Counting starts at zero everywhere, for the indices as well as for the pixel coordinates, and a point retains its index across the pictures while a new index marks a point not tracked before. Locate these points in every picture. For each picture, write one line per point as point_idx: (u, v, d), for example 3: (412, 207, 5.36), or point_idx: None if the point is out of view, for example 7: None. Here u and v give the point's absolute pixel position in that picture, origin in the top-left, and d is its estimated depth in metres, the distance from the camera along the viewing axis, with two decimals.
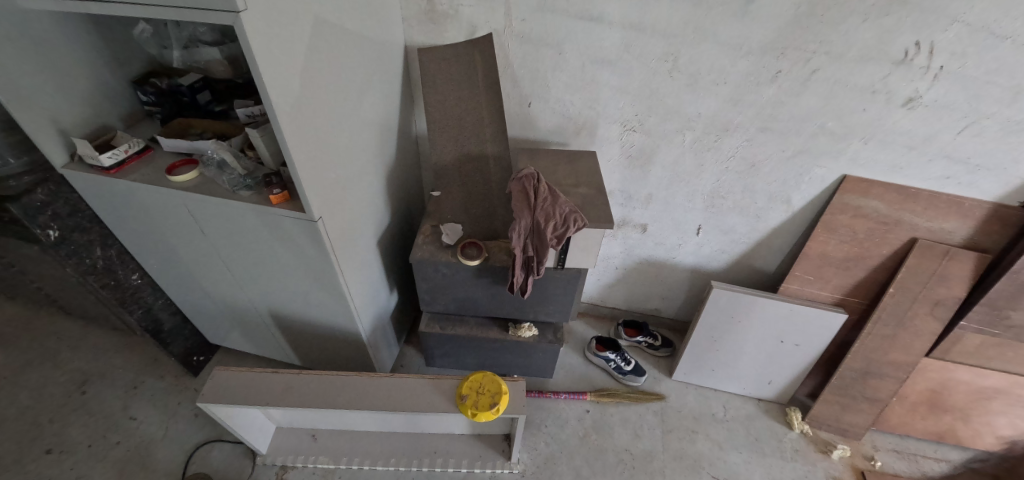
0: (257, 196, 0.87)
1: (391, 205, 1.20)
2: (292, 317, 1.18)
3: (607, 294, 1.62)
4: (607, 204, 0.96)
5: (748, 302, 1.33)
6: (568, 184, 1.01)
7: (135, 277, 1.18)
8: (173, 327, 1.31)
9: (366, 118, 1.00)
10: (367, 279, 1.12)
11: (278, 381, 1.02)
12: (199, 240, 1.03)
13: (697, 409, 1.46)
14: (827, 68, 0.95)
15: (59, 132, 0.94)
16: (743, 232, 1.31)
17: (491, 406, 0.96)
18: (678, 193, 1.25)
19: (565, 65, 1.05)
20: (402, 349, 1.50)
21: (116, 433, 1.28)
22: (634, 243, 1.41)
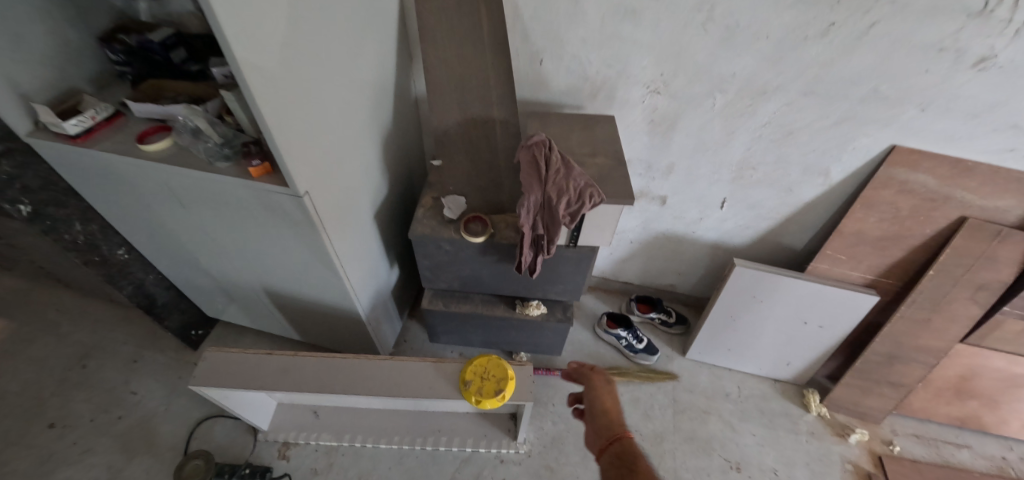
0: (236, 168, 0.78)
1: (389, 175, 1.10)
2: (287, 294, 1.12)
3: (619, 269, 1.53)
4: (627, 177, 0.86)
5: (772, 282, 1.25)
6: (583, 154, 0.90)
7: (121, 252, 1.11)
8: (168, 302, 1.26)
9: (356, 76, 0.88)
10: (364, 255, 1.04)
11: (273, 363, 0.97)
12: (182, 213, 0.95)
13: (710, 390, 1.42)
14: (889, 21, 0.81)
15: (19, 97, 0.83)
16: (772, 206, 1.20)
17: (497, 393, 0.91)
18: (704, 164, 1.14)
19: (582, 16, 0.92)
20: (405, 324, 1.45)
21: (119, 408, 1.27)
22: (651, 217, 1.31)
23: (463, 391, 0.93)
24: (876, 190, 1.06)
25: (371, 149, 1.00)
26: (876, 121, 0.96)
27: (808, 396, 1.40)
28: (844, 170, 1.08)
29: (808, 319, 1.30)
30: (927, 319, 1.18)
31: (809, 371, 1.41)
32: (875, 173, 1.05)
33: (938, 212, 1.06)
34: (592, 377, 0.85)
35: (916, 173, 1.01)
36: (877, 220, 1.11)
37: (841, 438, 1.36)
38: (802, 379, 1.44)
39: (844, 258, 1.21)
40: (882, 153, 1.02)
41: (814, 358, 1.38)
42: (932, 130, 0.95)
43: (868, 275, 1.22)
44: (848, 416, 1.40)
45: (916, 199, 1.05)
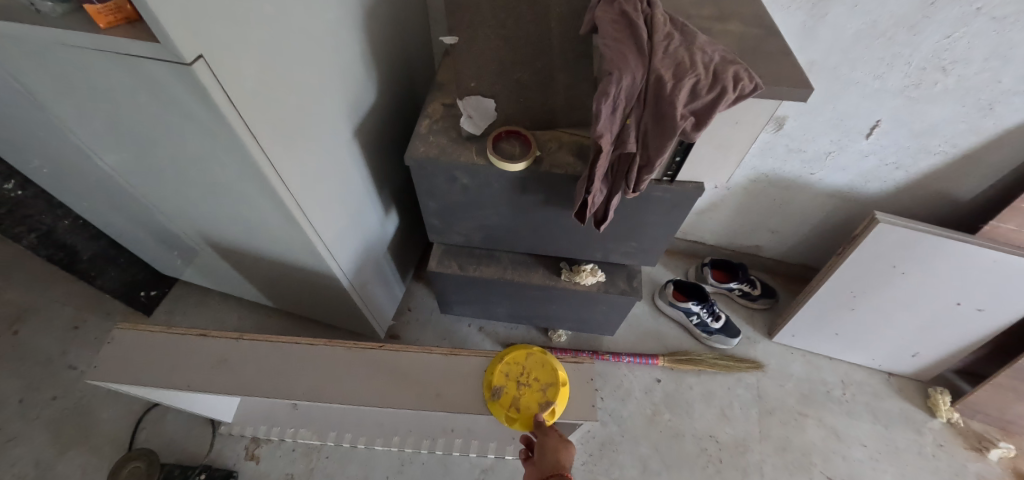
0: (76, 17, 0.42)
1: (377, 73, 0.73)
2: (241, 248, 0.80)
3: (691, 224, 1.17)
4: (787, 53, 0.48)
5: (928, 247, 0.87)
6: (702, 17, 0.52)
7: (10, 187, 0.81)
8: (99, 257, 0.96)
9: None
10: (341, 195, 0.70)
11: (209, 349, 0.66)
12: (54, 118, 0.61)
13: (804, 384, 1.09)
14: None
15: None
16: (954, 133, 0.79)
17: (543, 407, 0.59)
18: (865, 62, 0.73)
19: None
20: (412, 289, 1.14)
21: (54, 386, 1.01)
22: (755, 151, 0.93)
23: (489, 402, 0.61)
24: None
25: (346, 22, 0.62)
26: None
27: (937, 396, 1.06)
28: None
29: (964, 300, 0.93)
30: None
31: (941, 365, 1.06)
32: None
33: None
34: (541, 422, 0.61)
35: None
36: None
37: (977, 453, 1.03)
38: (927, 375, 1.10)
39: None
40: None
41: (954, 351, 1.02)
42: None
43: None
44: (984, 424, 1.06)
45: None
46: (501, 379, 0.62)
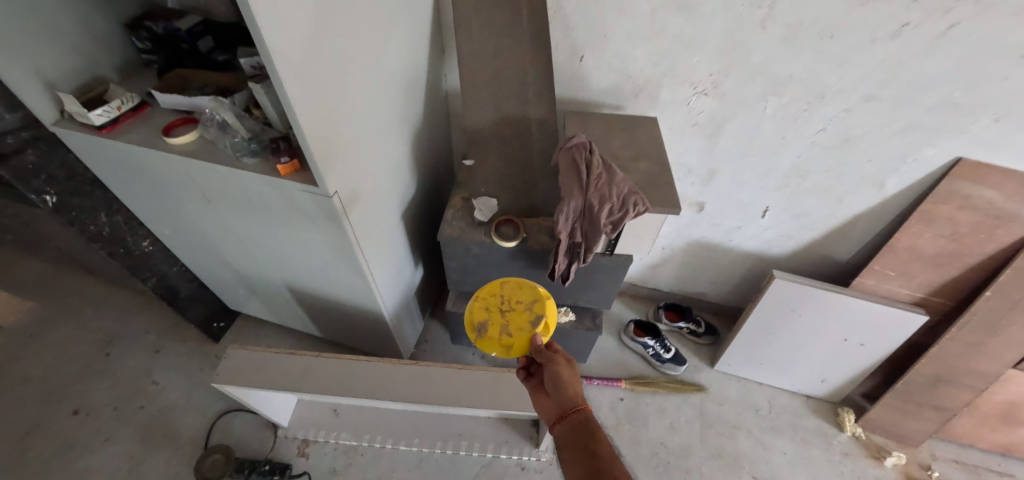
0: (265, 165, 0.75)
1: (417, 173, 1.07)
2: (312, 293, 1.10)
3: (649, 275, 1.49)
4: (670, 183, 0.82)
5: (812, 296, 1.19)
6: (624, 158, 0.87)
7: (145, 244, 1.10)
8: (191, 294, 1.25)
9: (390, 70, 0.84)
10: (389, 257, 1.02)
11: (298, 363, 0.96)
12: (207, 209, 0.93)
13: (739, 403, 1.37)
14: (970, 23, 0.74)
15: (45, 84, 0.82)
16: (820, 216, 1.13)
17: (533, 325, 0.66)
18: (750, 170, 1.08)
19: (628, 9, 0.87)
20: (427, 324, 1.43)
21: (140, 398, 1.27)
22: (686, 224, 1.27)
23: (480, 337, 0.67)
24: (935, 206, 0.99)
25: (403, 148, 0.97)
26: (945, 130, 0.89)
27: (843, 414, 1.34)
28: (901, 181, 1.00)
29: (851, 337, 1.23)
30: (980, 342, 1.11)
31: (846, 389, 1.34)
32: (937, 186, 0.98)
33: (1002, 229, 0.98)
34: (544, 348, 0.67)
35: (981, 188, 0.94)
36: (934, 236, 1.04)
37: (876, 460, 1.30)
38: (836, 397, 1.38)
39: (895, 274, 1.13)
40: (945, 166, 0.95)
41: (852, 377, 1.31)
42: (1007, 143, 0.88)
43: (917, 294, 1.15)
44: (885, 438, 1.34)
45: (978, 215, 0.98)
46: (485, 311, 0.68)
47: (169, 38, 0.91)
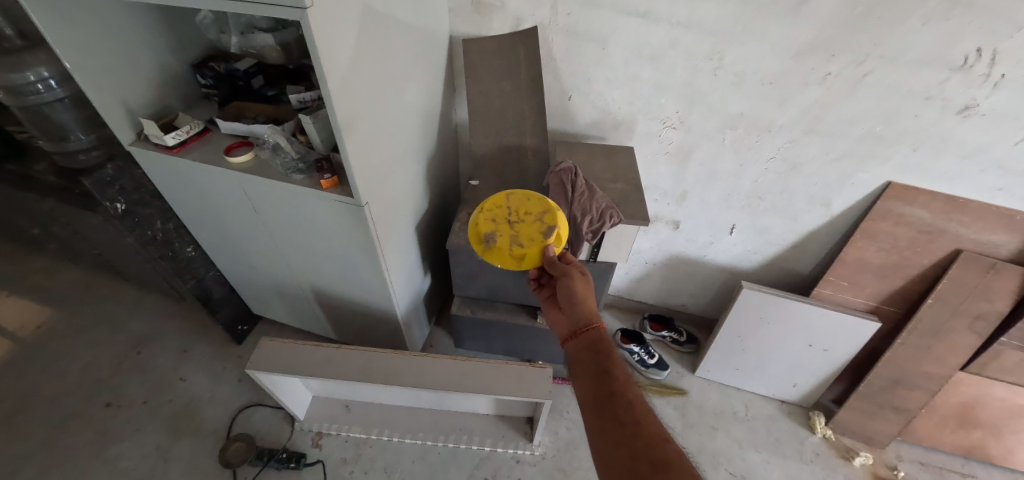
0: (309, 180, 0.93)
1: (430, 191, 1.25)
2: (334, 295, 1.25)
3: (635, 288, 1.65)
4: (643, 201, 1.04)
5: (777, 304, 1.33)
6: (604, 180, 1.08)
7: (189, 250, 1.27)
8: (221, 298, 1.42)
9: (412, 106, 1.03)
10: (405, 262, 1.18)
11: (320, 353, 1.10)
12: (251, 217, 1.09)
13: (717, 406, 1.48)
14: (879, 72, 0.93)
15: (127, 111, 1.03)
16: (779, 233, 1.30)
17: (542, 234, 0.86)
18: (715, 191, 1.26)
19: (608, 59, 1.08)
20: (433, 330, 1.56)
21: (168, 392, 1.39)
22: (665, 240, 1.45)
23: (497, 242, 0.86)
24: (874, 222, 1.15)
25: (419, 171, 1.15)
26: (874, 158, 1.06)
27: (813, 417, 1.45)
28: (844, 202, 1.17)
29: (814, 342, 1.36)
30: (928, 346, 1.23)
31: (815, 394, 1.46)
32: (873, 206, 1.14)
33: (935, 243, 1.13)
34: (567, 270, 0.87)
35: (911, 207, 1.10)
36: (877, 249, 1.19)
37: (845, 460, 1.39)
38: (808, 402, 1.49)
39: (846, 284, 1.28)
40: (879, 189, 1.12)
41: (820, 382, 1.43)
42: (925, 169, 1.04)
43: (870, 302, 1.29)
44: (853, 439, 1.43)
45: (913, 231, 1.13)
46: (493, 226, 0.87)
47: (228, 76, 1.10)
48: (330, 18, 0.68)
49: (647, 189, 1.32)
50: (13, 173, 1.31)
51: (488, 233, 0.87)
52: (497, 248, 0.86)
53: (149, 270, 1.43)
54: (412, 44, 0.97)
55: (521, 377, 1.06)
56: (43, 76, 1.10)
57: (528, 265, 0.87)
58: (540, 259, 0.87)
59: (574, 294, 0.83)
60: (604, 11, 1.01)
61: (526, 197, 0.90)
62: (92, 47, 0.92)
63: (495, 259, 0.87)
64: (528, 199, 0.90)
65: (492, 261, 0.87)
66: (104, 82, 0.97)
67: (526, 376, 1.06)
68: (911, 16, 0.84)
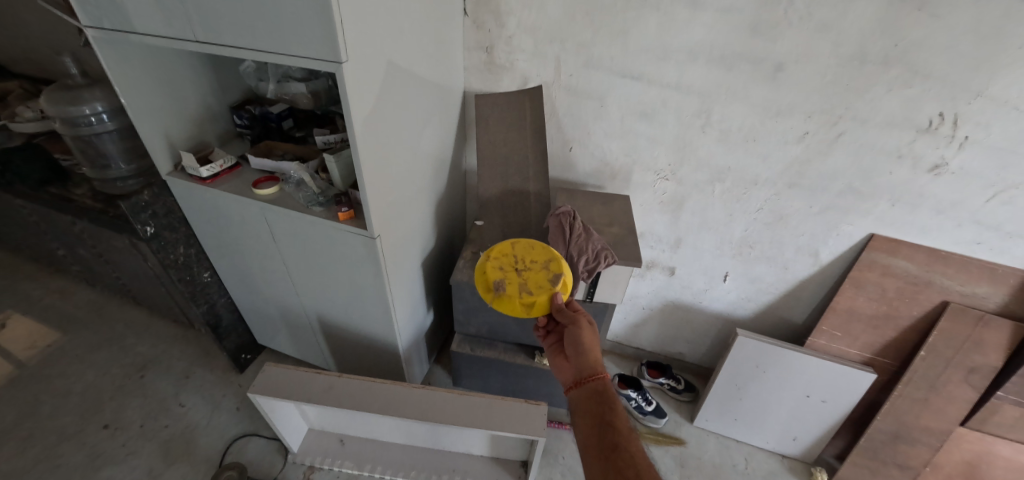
0: (327, 212, 1.01)
1: (437, 230, 1.32)
2: (338, 326, 1.29)
3: (633, 334, 1.67)
4: (636, 245, 1.11)
5: (772, 353, 1.34)
6: (601, 224, 1.16)
7: (205, 275, 1.34)
8: (230, 324, 1.47)
9: (426, 151, 1.14)
10: (410, 296, 1.23)
11: (321, 381, 1.13)
12: (268, 246, 1.16)
13: (716, 457, 1.45)
14: (852, 132, 1.02)
15: (168, 144, 1.14)
16: (771, 281, 1.34)
17: (550, 282, 0.90)
18: (708, 239, 1.33)
19: (606, 115, 1.20)
20: (432, 368, 1.57)
21: (166, 417, 1.39)
22: (661, 285, 1.49)
23: (507, 291, 0.89)
24: (862, 272, 1.19)
25: (429, 210, 1.23)
26: (855, 211, 1.13)
27: (816, 473, 1.42)
28: (832, 252, 1.21)
29: (811, 393, 1.35)
30: (926, 399, 1.22)
31: (817, 448, 1.43)
32: (859, 257, 1.18)
33: (922, 294, 1.15)
34: (575, 317, 0.89)
35: (896, 258, 1.14)
36: (868, 299, 1.21)
37: None
38: (810, 457, 1.46)
39: (841, 334, 1.29)
40: (862, 240, 1.17)
41: (820, 436, 1.40)
42: (905, 222, 1.10)
43: (865, 353, 1.29)
44: None
45: (900, 282, 1.16)
46: (502, 274, 0.91)
47: (262, 119, 1.22)
48: (361, 72, 0.80)
49: (643, 235, 1.39)
50: (53, 195, 1.41)
51: (497, 281, 0.90)
52: (508, 296, 0.89)
53: (163, 294, 1.49)
54: (430, 98, 1.09)
55: (517, 412, 1.07)
56: (98, 110, 1.22)
57: (537, 313, 0.89)
58: (548, 307, 0.90)
59: (580, 342, 0.85)
60: (602, 73, 1.13)
61: (530, 246, 0.96)
62: (147, 88, 1.05)
63: (505, 307, 0.89)
64: (533, 248, 0.95)
65: (502, 309, 0.89)
66: (155, 117, 1.09)
67: (521, 413, 1.06)
68: (876, 84, 0.95)
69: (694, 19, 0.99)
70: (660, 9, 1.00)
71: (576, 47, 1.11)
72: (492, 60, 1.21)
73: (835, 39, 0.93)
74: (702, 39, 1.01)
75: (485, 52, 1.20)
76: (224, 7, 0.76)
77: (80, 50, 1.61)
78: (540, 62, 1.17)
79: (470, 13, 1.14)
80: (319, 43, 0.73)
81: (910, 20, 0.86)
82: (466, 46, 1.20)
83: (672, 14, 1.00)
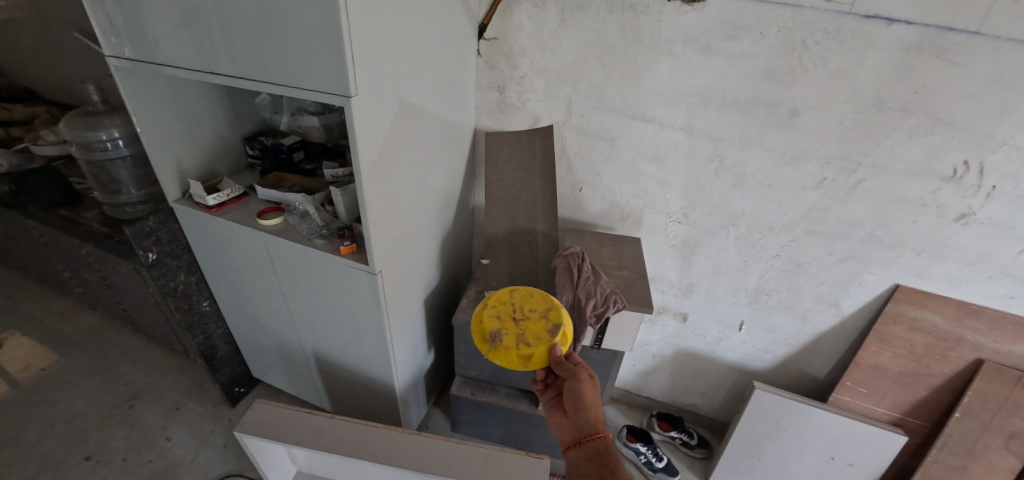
0: (330, 245, 0.99)
1: (442, 267, 1.30)
2: (334, 363, 1.25)
3: (642, 383, 1.59)
4: (646, 289, 1.07)
5: (793, 409, 1.25)
6: (610, 267, 1.13)
7: (204, 304, 1.32)
8: (225, 356, 1.43)
9: (433, 188, 1.12)
10: (410, 336, 1.19)
11: (312, 421, 1.07)
12: (270, 278, 1.14)
13: None
14: (873, 179, 0.99)
15: (178, 173, 1.15)
16: (789, 332, 1.27)
17: (554, 339, 0.84)
18: (722, 286, 1.27)
19: (617, 156, 1.18)
20: (430, 410, 1.50)
21: (150, 452, 1.33)
22: (673, 332, 1.43)
23: (502, 344, 0.84)
24: (887, 325, 1.11)
25: (434, 247, 1.21)
26: (878, 260, 1.07)
27: None
28: (854, 303, 1.15)
29: (836, 455, 1.25)
30: (963, 467, 1.12)
31: None
32: (883, 308, 1.12)
33: (953, 352, 1.07)
34: (576, 371, 0.84)
35: (923, 311, 1.07)
36: (894, 355, 1.13)
37: None
38: None
39: (866, 391, 1.20)
40: (886, 291, 1.11)
41: None
42: (932, 273, 1.04)
43: (893, 413, 1.20)
44: None
45: (929, 337, 1.08)
46: (498, 324, 0.87)
47: (274, 149, 1.23)
48: (372, 108, 0.80)
49: (654, 279, 1.34)
50: (63, 218, 1.42)
51: (494, 331, 0.86)
52: (504, 348, 0.84)
53: (161, 320, 1.46)
54: (440, 134, 1.09)
55: (516, 466, 0.99)
56: (114, 136, 1.24)
57: (535, 366, 0.83)
58: (546, 359, 0.84)
59: (580, 399, 0.81)
60: (612, 115, 1.13)
61: (529, 294, 0.92)
62: (161, 116, 1.07)
63: (501, 359, 0.83)
64: (531, 296, 0.91)
65: (498, 362, 0.83)
66: (166, 144, 1.10)
67: (521, 467, 0.98)
68: (894, 131, 0.93)
69: (707, 64, 0.99)
70: (673, 54, 1.01)
71: (587, 88, 1.12)
72: (503, 100, 1.22)
73: (851, 86, 0.92)
74: (714, 84, 1.01)
75: (497, 92, 1.21)
76: (243, 42, 0.77)
77: (106, 79, 1.67)
78: (551, 102, 1.17)
79: (484, 54, 1.17)
80: (333, 78, 0.73)
81: (929, 67, 0.85)
82: (478, 85, 1.22)
83: (685, 59, 1.00)
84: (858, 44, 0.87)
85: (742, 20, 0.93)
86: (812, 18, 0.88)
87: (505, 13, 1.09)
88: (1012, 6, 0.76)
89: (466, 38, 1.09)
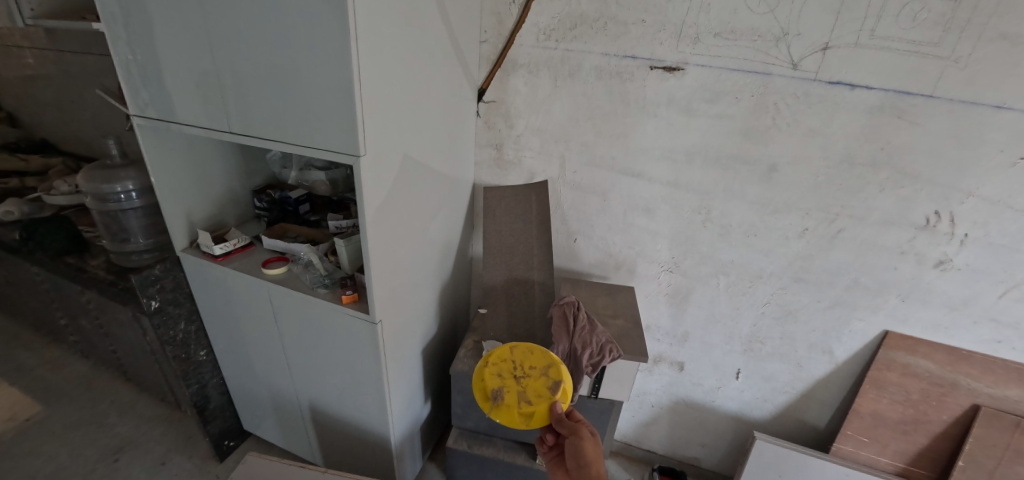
0: (332, 295, 1.02)
1: (441, 316, 1.32)
2: (329, 414, 1.23)
3: (643, 435, 1.56)
4: (641, 338, 1.09)
5: (796, 460, 1.23)
6: (605, 315, 1.16)
7: (201, 354, 1.32)
8: (217, 407, 1.41)
9: (433, 239, 1.17)
10: (407, 387, 1.18)
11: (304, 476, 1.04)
12: (269, 327, 1.15)
13: None
14: (851, 229, 1.04)
15: (187, 223, 1.19)
16: (786, 380, 1.27)
17: (557, 396, 0.85)
18: (716, 334, 1.29)
19: (609, 209, 1.24)
20: (425, 465, 1.46)
21: None
22: (670, 381, 1.43)
23: (506, 404, 0.86)
24: (881, 372, 1.12)
25: (432, 296, 1.23)
26: (865, 306, 1.11)
27: None
28: (847, 350, 1.17)
29: None
30: None
31: None
32: (876, 355, 1.13)
33: (949, 397, 1.08)
34: (577, 428, 0.83)
35: (915, 357, 1.09)
36: (891, 402, 1.13)
37: None
38: None
39: (868, 440, 1.19)
40: (877, 338, 1.13)
41: None
42: (919, 319, 1.07)
43: (896, 463, 1.18)
44: None
45: (924, 383, 1.09)
46: (500, 381, 0.88)
47: (281, 202, 1.29)
48: (378, 166, 0.86)
49: (649, 328, 1.36)
50: (68, 265, 1.44)
51: (495, 389, 0.87)
52: (506, 406, 0.86)
53: (154, 369, 1.45)
54: (440, 189, 1.15)
55: None
56: (128, 188, 1.30)
57: (537, 423, 0.85)
58: (547, 416, 0.85)
59: (581, 456, 0.79)
60: (603, 170, 1.20)
61: (529, 350, 0.92)
62: (176, 170, 1.13)
63: (503, 417, 0.85)
64: (531, 353, 0.91)
65: (500, 420, 0.85)
66: (178, 195, 1.15)
67: None
68: (867, 185, 0.99)
69: (689, 124, 1.07)
70: (658, 115, 1.09)
71: (579, 146, 1.19)
72: (501, 156, 1.29)
73: (823, 143, 0.99)
74: (697, 142, 1.09)
75: (495, 149, 1.29)
76: (259, 105, 0.85)
77: (124, 133, 1.76)
78: (545, 159, 1.25)
79: (483, 115, 1.25)
80: (344, 140, 0.79)
81: (892, 126, 0.93)
82: (478, 143, 1.30)
83: (669, 120, 1.09)
84: (826, 106, 0.96)
85: (719, 86, 1.02)
86: (782, 84, 0.97)
87: (503, 78, 1.19)
88: (960, 73, 0.85)
89: (467, 99, 1.17)
